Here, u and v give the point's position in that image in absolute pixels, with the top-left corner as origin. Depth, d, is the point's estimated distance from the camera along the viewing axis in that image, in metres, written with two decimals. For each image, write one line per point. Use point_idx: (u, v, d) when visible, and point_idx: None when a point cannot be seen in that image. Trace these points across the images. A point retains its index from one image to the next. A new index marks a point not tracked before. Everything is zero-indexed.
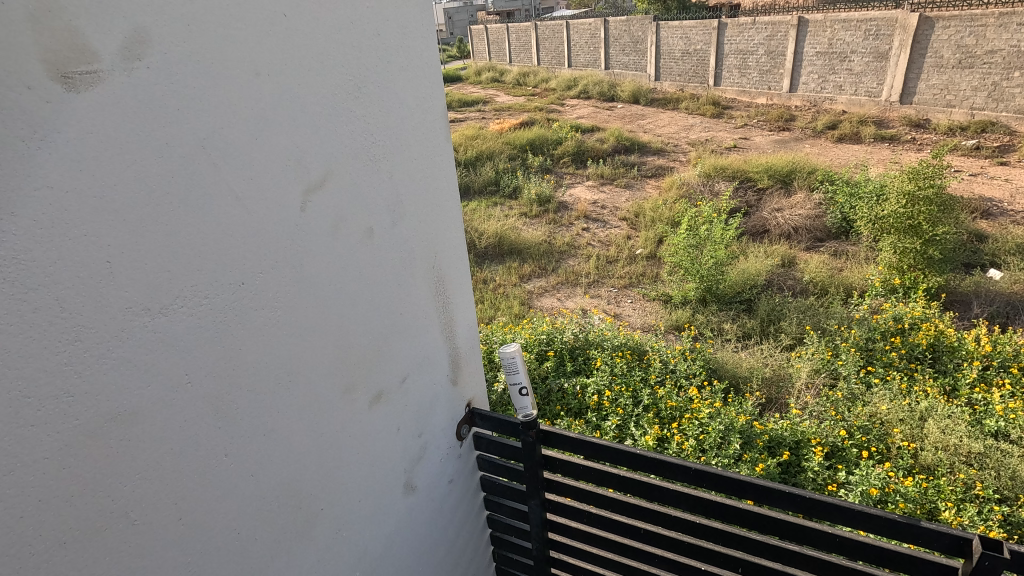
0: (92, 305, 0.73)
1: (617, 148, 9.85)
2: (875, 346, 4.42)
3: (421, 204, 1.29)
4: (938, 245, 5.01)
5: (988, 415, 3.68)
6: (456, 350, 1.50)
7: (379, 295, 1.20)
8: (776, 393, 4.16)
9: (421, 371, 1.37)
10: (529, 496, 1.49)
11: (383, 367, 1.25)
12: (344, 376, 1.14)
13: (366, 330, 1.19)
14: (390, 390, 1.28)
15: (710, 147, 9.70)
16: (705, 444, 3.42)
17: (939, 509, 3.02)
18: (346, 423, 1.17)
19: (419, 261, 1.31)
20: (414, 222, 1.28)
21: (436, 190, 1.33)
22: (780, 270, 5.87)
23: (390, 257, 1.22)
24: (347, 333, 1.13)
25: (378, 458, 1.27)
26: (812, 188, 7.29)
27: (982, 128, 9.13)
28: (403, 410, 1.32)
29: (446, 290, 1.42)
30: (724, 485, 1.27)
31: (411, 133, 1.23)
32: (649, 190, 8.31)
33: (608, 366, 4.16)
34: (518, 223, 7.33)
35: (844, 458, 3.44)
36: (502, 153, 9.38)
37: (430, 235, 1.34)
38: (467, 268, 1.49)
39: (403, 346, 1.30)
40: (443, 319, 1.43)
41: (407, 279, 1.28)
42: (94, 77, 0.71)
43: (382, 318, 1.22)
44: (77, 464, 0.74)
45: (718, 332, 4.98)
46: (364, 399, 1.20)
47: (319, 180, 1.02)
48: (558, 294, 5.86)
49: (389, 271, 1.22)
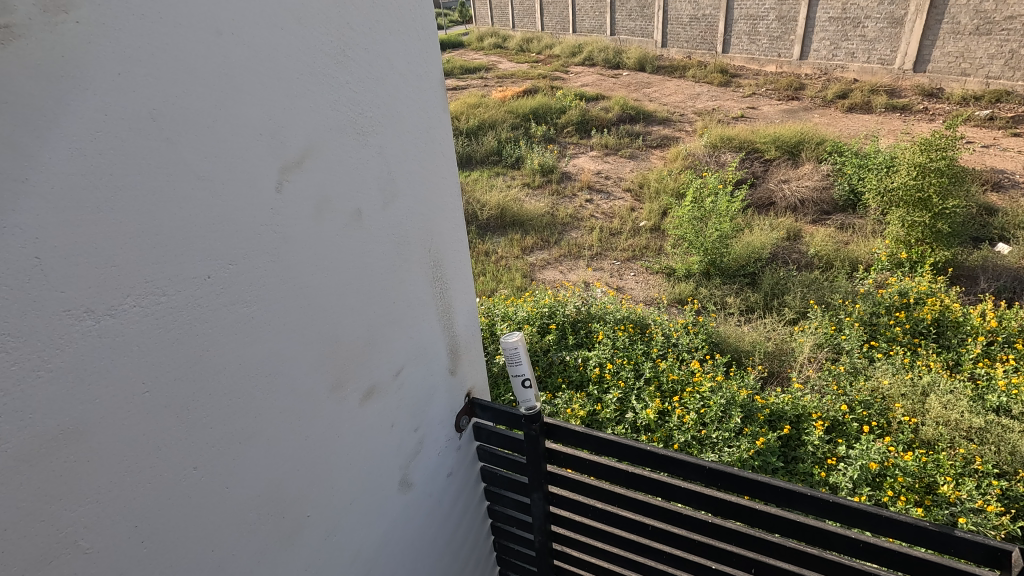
0: (20, 309, 0.65)
1: (622, 118, 9.64)
2: (879, 320, 4.39)
3: (419, 182, 1.25)
4: (947, 218, 4.94)
5: (990, 390, 3.67)
6: (455, 338, 1.47)
7: (373, 282, 1.17)
8: (777, 366, 4.17)
9: (417, 362, 1.34)
10: (532, 490, 1.50)
11: (377, 359, 1.22)
12: (332, 371, 1.11)
13: (358, 321, 1.15)
14: (383, 383, 1.25)
15: (717, 116, 9.50)
16: (705, 418, 3.44)
17: (937, 483, 3.07)
18: (335, 419, 1.14)
19: (416, 245, 1.27)
20: (411, 204, 1.24)
21: (433, 172, 1.29)
22: (785, 244, 5.80)
23: (383, 243, 1.18)
24: (334, 325, 1.09)
25: (370, 454, 1.25)
26: (820, 159, 7.16)
27: (996, 98, 8.94)
28: (398, 401, 1.30)
29: (446, 276, 1.39)
30: (741, 486, 1.24)
31: (402, 99, 1.16)
32: (654, 160, 8.17)
33: (610, 339, 4.15)
34: (520, 194, 7.23)
35: (845, 432, 3.46)
36: (505, 122, 9.20)
37: (429, 218, 1.30)
38: (465, 250, 1.45)
39: (399, 336, 1.27)
40: (440, 303, 1.39)
41: (403, 262, 1.24)
42: (7, 33, 0.61)
43: (376, 306, 1.19)
44: (14, 493, 0.68)
45: (721, 305, 4.96)
46: (356, 393, 1.18)
47: (299, 158, 0.96)
48: (561, 267, 5.81)
49: (383, 257, 1.18)
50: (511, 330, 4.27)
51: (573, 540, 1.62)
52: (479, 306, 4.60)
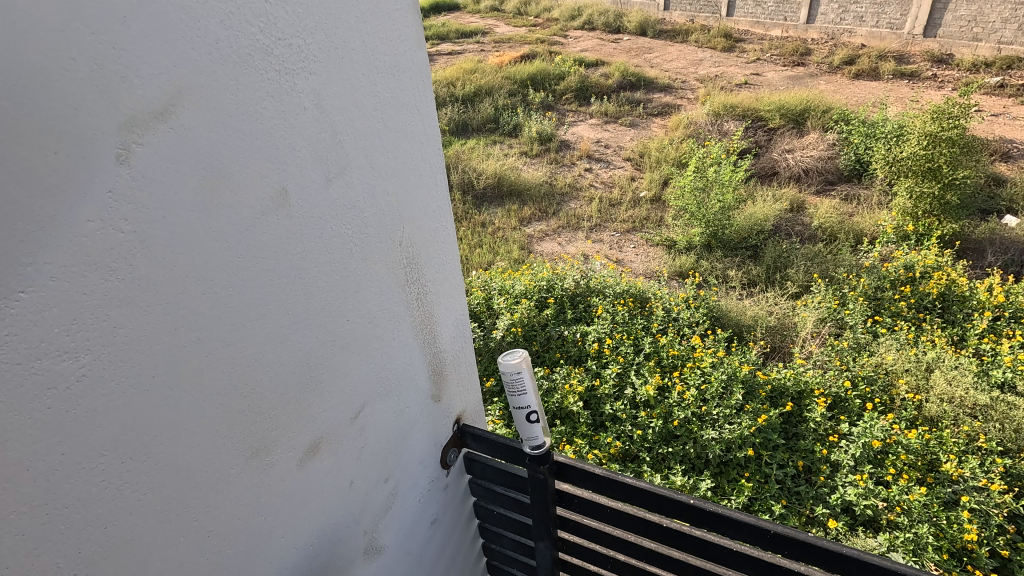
0: None
1: (622, 84, 9.34)
2: (883, 294, 4.27)
3: (376, 153, 1.00)
4: (957, 190, 4.79)
5: (995, 366, 3.60)
6: (438, 353, 1.27)
7: (311, 288, 0.92)
8: (779, 341, 4.08)
9: (381, 391, 1.12)
10: (538, 536, 1.32)
11: (322, 397, 0.98)
12: (247, 429, 0.86)
13: (290, 351, 0.90)
14: (334, 429, 1.01)
15: (720, 82, 9.22)
16: (707, 394, 3.35)
17: (940, 460, 3.00)
18: (258, 487, 0.89)
19: (375, 236, 1.03)
20: (365, 182, 0.99)
21: (398, 142, 1.05)
22: (788, 215, 5.65)
23: (325, 239, 0.93)
24: (245, 365, 0.83)
25: (317, 520, 1.01)
26: (826, 127, 6.95)
27: (1008, 64, 8.67)
28: (355, 443, 1.07)
29: (422, 276, 1.18)
30: (810, 558, 1.07)
31: (347, 29, 0.90)
32: (655, 129, 7.94)
33: (609, 314, 4.03)
34: (517, 163, 7.04)
35: (847, 409, 3.39)
36: (502, 89, 8.88)
37: (395, 202, 1.07)
38: (442, 239, 1.23)
39: (356, 357, 1.04)
40: (414, 309, 1.17)
41: (355, 258, 1.00)
42: None
43: (319, 321, 0.94)
44: None
45: (723, 279, 4.84)
46: (293, 448, 0.94)
47: (163, 110, 0.68)
48: (559, 238, 5.66)
49: (326, 255, 0.93)
50: (508, 305, 4.16)
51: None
52: (476, 280, 4.50)
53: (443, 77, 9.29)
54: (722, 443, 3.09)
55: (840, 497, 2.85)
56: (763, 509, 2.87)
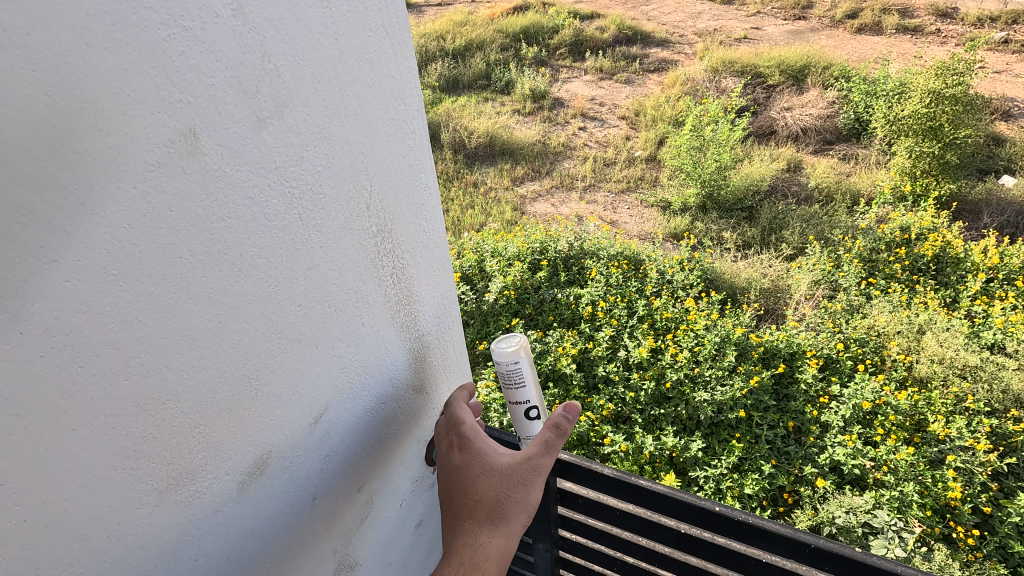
0: None
1: (618, 39, 9.01)
2: (878, 256, 4.23)
3: (331, 83, 0.75)
4: (956, 150, 4.70)
5: (986, 327, 3.59)
6: (420, 337, 1.06)
7: (243, 268, 0.68)
8: (773, 303, 4.05)
9: (349, 389, 0.90)
10: (539, 537, 1.29)
11: (266, 401, 0.76)
12: (157, 454, 0.64)
13: (220, 352, 0.68)
14: (287, 440, 0.80)
15: (719, 37, 8.91)
16: (700, 356, 3.33)
17: (928, 421, 3.02)
18: (184, 527, 0.69)
19: (332, 196, 0.79)
20: (315, 124, 0.73)
21: (359, 73, 0.79)
22: (785, 175, 5.54)
23: (260, 201, 0.68)
24: (150, 376, 0.61)
25: (268, 550, 0.81)
26: (825, 84, 6.76)
27: (1013, 19, 8.41)
28: (319, 455, 0.86)
29: (398, 246, 0.95)
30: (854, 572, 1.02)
31: None
32: (651, 86, 7.71)
33: (604, 276, 3.96)
34: (509, 121, 6.84)
35: (838, 370, 3.39)
36: (494, 43, 8.53)
37: (358, 151, 0.82)
38: (419, 197, 0.99)
39: (315, 352, 0.81)
40: (389, 286, 0.95)
41: (306, 226, 0.75)
42: None
43: (257, 309, 0.71)
44: None
45: (718, 241, 4.77)
46: (232, 471, 0.73)
47: None
48: (552, 199, 5.55)
49: (262, 222, 0.69)
50: (501, 267, 4.08)
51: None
52: (468, 243, 4.41)
53: (432, 29, 8.92)
54: (714, 405, 3.09)
55: (829, 456, 2.88)
56: (753, 468, 2.89)
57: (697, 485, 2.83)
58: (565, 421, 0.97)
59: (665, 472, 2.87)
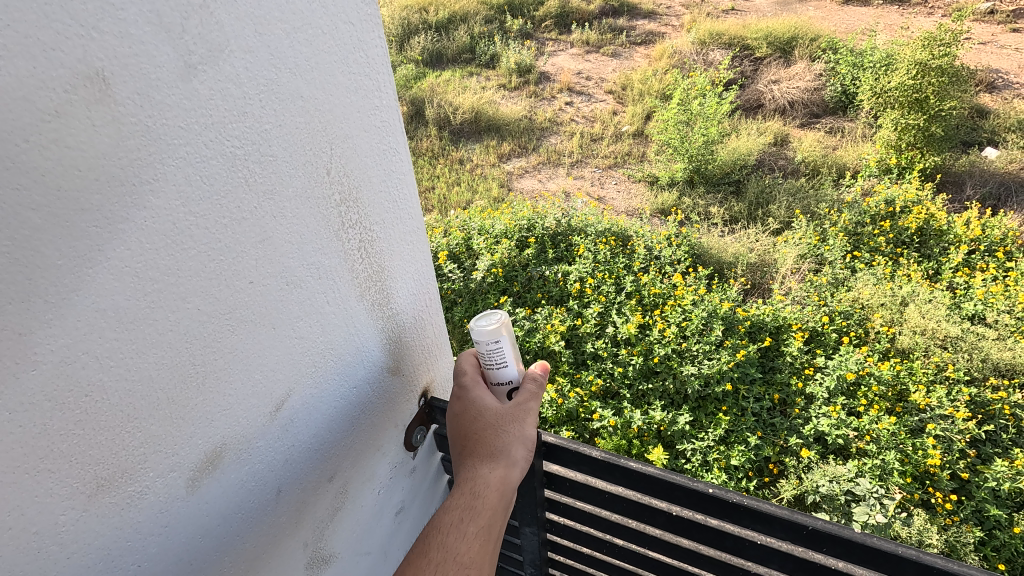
0: None
1: (604, 11, 8.82)
2: (863, 230, 4.25)
3: (275, 29, 0.68)
4: (942, 122, 4.70)
5: (967, 298, 3.64)
6: (394, 317, 1.04)
7: (175, 238, 0.62)
8: (760, 278, 4.07)
9: (314, 373, 0.87)
10: (526, 520, 1.30)
11: (217, 389, 0.72)
12: (79, 447, 0.58)
13: (152, 332, 0.62)
14: (243, 429, 0.76)
15: (706, 9, 8.76)
16: (687, 330, 3.33)
17: (909, 390, 3.08)
18: (118, 527, 0.64)
19: (285, 160, 0.74)
20: (258, 75, 0.67)
21: (311, 20, 0.73)
22: (772, 149, 5.52)
23: (196, 162, 0.62)
24: (65, 366, 0.55)
25: (233, 547, 0.78)
26: (813, 57, 6.70)
27: None
28: (282, 446, 0.83)
29: (364, 215, 0.91)
30: (851, 553, 1.02)
31: None
32: (638, 59, 7.59)
33: (591, 253, 3.94)
34: (495, 96, 6.71)
35: (823, 343, 3.42)
36: (477, 15, 8.32)
37: (313, 110, 0.77)
38: (387, 164, 0.95)
39: (270, 329, 0.77)
40: (354, 258, 0.91)
41: (253, 192, 0.70)
42: None
43: (198, 285, 0.66)
44: None
45: (705, 216, 4.76)
46: (177, 466, 0.69)
47: None
48: (539, 175, 5.49)
49: (200, 187, 0.63)
50: (488, 245, 4.05)
51: (576, 569, 1.45)
52: (454, 220, 4.35)
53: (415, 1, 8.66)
54: (701, 378, 3.11)
55: (813, 427, 2.92)
56: (739, 440, 2.93)
57: (685, 458, 2.86)
58: (541, 373, 1.05)
59: (653, 446, 2.89)
